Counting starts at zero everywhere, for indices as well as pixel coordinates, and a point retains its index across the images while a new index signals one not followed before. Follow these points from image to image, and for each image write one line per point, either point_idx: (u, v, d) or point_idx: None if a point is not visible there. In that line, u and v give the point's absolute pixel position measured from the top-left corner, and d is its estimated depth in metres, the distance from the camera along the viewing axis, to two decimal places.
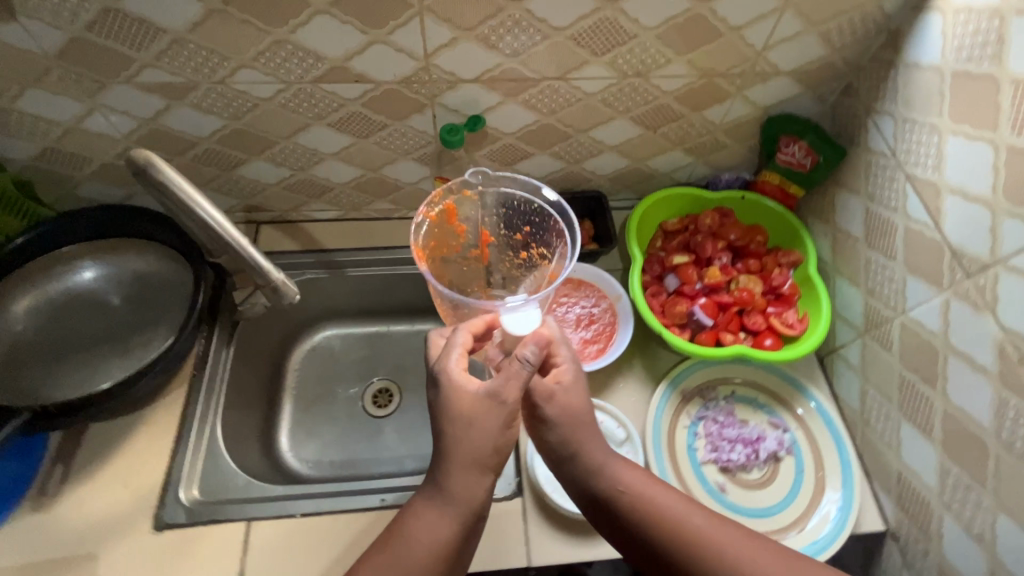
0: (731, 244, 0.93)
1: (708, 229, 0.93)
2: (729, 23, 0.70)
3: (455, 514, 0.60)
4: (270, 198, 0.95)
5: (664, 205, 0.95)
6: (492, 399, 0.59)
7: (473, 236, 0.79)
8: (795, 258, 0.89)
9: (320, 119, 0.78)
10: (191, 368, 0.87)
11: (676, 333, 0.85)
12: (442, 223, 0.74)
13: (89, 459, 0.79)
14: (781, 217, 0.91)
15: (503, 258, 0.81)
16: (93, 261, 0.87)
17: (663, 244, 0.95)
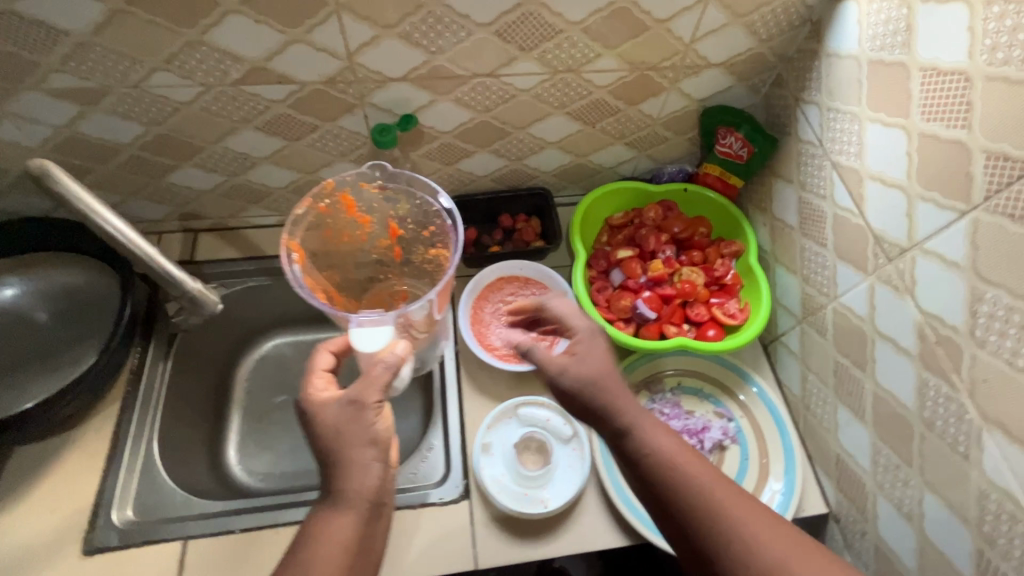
0: (675, 236, 0.93)
1: (652, 222, 0.93)
2: (655, 16, 0.70)
3: (359, 513, 0.59)
4: (206, 204, 0.92)
5: (609, 200, 0.95)
6: (354, 407, 0.62)
7: (379, 227, 0.77)
8: (736, 249, 0.89)
9: (247, 122, 0.76)
10: (125, 386, 0.84)
11: (620, 327, 0.85)
12: (337, 213, 0.74)
13: (16, 485, 0.76)
14: (722, 208, 0.92)
15: (412, 248, 0.78)
16: (14, 278, 0.83)
17: (609, 238, 0.95)
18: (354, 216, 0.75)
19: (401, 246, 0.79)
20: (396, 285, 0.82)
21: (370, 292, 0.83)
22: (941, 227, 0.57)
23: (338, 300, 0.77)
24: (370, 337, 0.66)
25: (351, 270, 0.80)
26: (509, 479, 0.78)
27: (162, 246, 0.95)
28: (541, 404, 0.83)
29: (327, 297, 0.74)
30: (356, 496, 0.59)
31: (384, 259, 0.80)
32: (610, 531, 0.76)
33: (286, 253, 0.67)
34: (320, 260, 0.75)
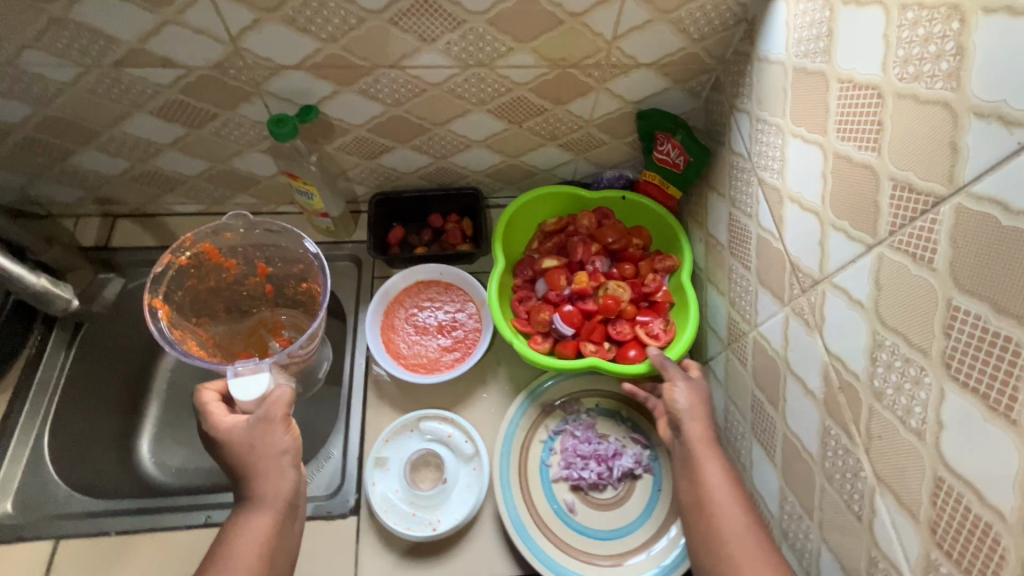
0: (608, 247, 0.87)
1: (584, 230, 0.88)
2: (567, 9, 0.64)
3: (270, 512, 0.58)
4: (120, 190, 0.88)
5: (541, 204, 0.89)
6: (263, 422, 0.61)
7: (246, 268, 0.83)
8: (669, 263, 0.83)
9: (139, 107, 0.72)
10: (20, 374, 0.82)
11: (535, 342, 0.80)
12: (201, 263, 0.80)
13: None
14: (660, 218, 0.86)
15: (283, 282, 0.85)
16: None
17: (539, 246, 0.89)
18: (220, 261, 0.80)
19: (269, 282, 0.84)
20: (269, 315, 0.85)
21: (246, 323, 0.85)
22: (848, 261, 0.51)
23: (211, 341, 0.81)
24: (251, 385, 0.65)
25: (221, 308, 0.84)
26: (400, 497, 0.74)
27: (79, 230, 0.92)
28: (444, 419, 0.78)
29: (199, 342, 0.78)
30: (269, 499, 0.58)
31: (253, 295, 0.85)
32: (502, 559, 0.72)
33: (150, 311, 0.73)
34: (191, 308, 0.80)
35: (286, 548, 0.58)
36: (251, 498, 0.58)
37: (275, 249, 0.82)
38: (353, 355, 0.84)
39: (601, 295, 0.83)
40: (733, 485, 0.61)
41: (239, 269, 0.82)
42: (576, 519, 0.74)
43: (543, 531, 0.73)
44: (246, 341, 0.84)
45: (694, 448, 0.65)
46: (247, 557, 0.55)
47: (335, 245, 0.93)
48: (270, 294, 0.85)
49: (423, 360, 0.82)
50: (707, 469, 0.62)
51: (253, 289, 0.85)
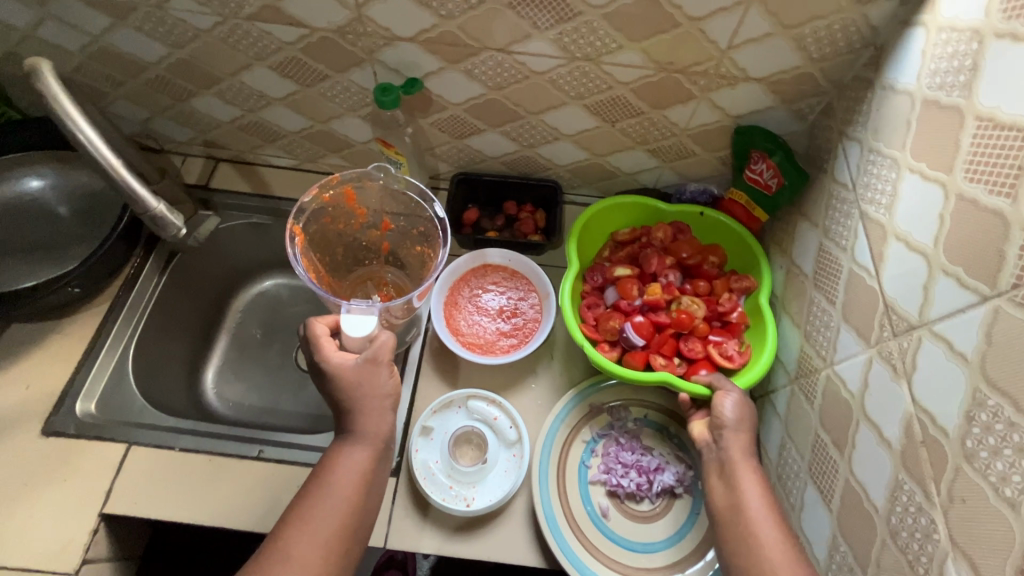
0: (682, 261, 0.86)
1: (659, 243, 0.86)
2: (686, 13, 0.63)
3: (368, 446, 0.65)
4: (226, 136, 0.95)
5: (617, 212, 0.88)
6: (371, 363, 0.67)
7: (372, 220, 0.87)
8: (748, 284, 0.81)
9: (261, 60, 0.77)
10: (118, 290, 0.89)
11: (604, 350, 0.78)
12: (338, 205, 0.84)
13: (1, 357, 0.82)
14: (741, 238, 0.84)
15: (401, 242, 0.89)
16: (47, 170, 0.90)
17: (610, 253, 0.88)
18: (353, 207, 0.85)
19: (388, 239, 0.89)
20: (377, 271, 0.91)
21: (356, 273, 0.91)
22: (955, 310, 0.48)
23: (326, 280, 0.85)
24: (360, 322, 0.67)
25: (339, 254, 0.89)
26: (439, 468, 0.75)
27: (184, 168, 0.99)
28: (492, 401, 0.79)
29: (316, 276, 0.82)
30: (371, 432, 0.65)
31: (370, 248, 0.90)
32: (529, 549, 0.72)
33: (290, 238, 0.77)
34: (316, 244, 0.84)
35: (378, 481, 0.65)
36: (352, 433, 0.65)
37: (404, 210, 0.86)
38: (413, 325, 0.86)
39: (674, 309, 0.81)
40: (769, 501, 0.61)
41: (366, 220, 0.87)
42: (608, 525, 0.73)
43: (573, 530, 0.72)
44: (352, 288, 0.89)
45: (732, 458, 0.65)
46: (347, 484, 0.62)
47: None
48: (385, 250, 0.90)
49: (480, 340, 0.83)
50: (742, 478, 0.63)
51: (372, 242, 0.89)
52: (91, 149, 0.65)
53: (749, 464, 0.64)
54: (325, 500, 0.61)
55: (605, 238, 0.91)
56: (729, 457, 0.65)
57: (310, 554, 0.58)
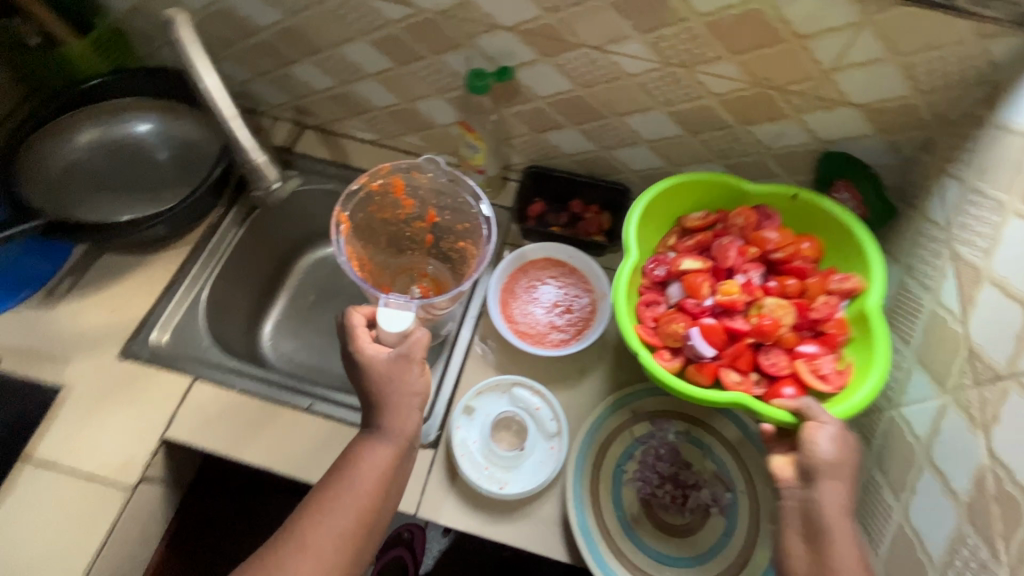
0: (767, 254, 0.77)
1: (739, 229, 0.78)
2: (793, 29, 0.62)
3: (392, 445, 0.64)
4: (317, 104, 0.99)
5: (684, 198, 0.81)
6: (403, 358, 0.66)
7: (417, 212, 0.90)
8: (850, 287, 0.70)
9: (364, 34, 0.80)
10: (200, 235, 0.95)
11: (661, 357, 0.70)
12: (385, 194, 0.86)
13: (92, 281, 0.88)
14: (841, 228, 0.75)
15: (444, 236, 0.92)
16: (152, 116, 0.95)
17: (676, 242, 0.80)
18: (399, 199, 0.88)
19: (431, 232, 0.92)
20: (419, 261, 0.95)
21: (399, 262, 0.95)
22: None
23: (368, 269, 0.89)
24: (396, 317, 0.69)
25: (384, 241, 0.93)
26: (476, 448, 0.77)
27: (272, 130, 1.04)
28: (536, 392, 0.80)
29: (359, 266, 0.86)
30: (395, 436, 0.64)
31: (414, 238, 0.93)
32: (554, 541, 0.72)
33: (336, 226, 0.80)
34: (363, 232, 0.88)
35: (399, 480, 0.64)
36: (380, 428, 0.64)
37: (450, 205, 0.88)
38: (467, 307, 0.88)
39: (753, 313, 0.72)
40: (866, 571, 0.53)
41: (412, 212, 0.90)
42: (637, 532, 0.72)
43: (601, 530, 0.72)
44: (394, 277, 0.93)
45: (823, 512, 0.55)
46: (369, 480, 0.61)
47: None
48: (428, 242, 0.93)
49: (532, 330, 0.84)
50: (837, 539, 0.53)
51: (417, 233, 0.93)
52: (211, 98, 0.70)
53: (846, 514, 0.55)
54: (339, 500, 0.60)
55: (671, 224, 0.83)
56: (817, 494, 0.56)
57: (327, 547, 0.58)
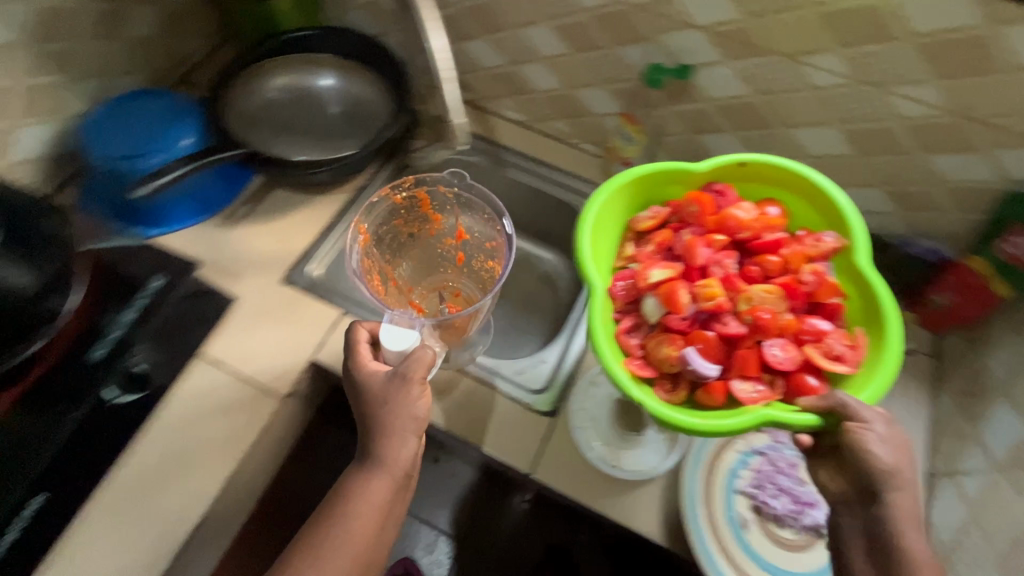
0: (736, 238, 0.69)
1: (693, 220, 0.70)
2: (1014, 61, 0.61)
3: (388, 478, 0.66)
4: (477, 80, 1.05)
5: (621, 202, 0.72)
6: (401, 379, 0.67)
7: (448, 227, 0.95)
8: (829, 247, 0.66)
9: (551, 19, 0.85)
10: (357, 186, 1.02)
11: (660, 391, 0.62)
12: (412, 207, 0.93)
13: (263, 212, 0.98)
14: (805, 186, 0.70)
15: (474, 253, 0.95)
16: (335, 73, 1.04)
17: (634, 251, 0.71)
18: (427, 214, 0.94)
19: (460, 249, 0.97)
20: (452, 280, 0.98)
21: (431, 280, 0.99)
22: None
23: (394, 284, 0.93)
24: (398, 336, 0.70)
25: (420, 258, 0.98)
26: (594, 425, 0.80)
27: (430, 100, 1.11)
28: None
29: (382, 277, 0.90)
30: (392, 467, 0.66)
31: (446, 255, 0.98)
32: (659, 527, 0.74)
33: (353, 234, 0.86)
34: (389, 245, 0.95)
35: (394, 509, 0.68)
36: (374, 457, 0.66)
37: (475, 220, 0.92)
38: None
39: (745, 311, 0.64)
40: None
41: (444, 228, 0.96)
42: (747, 537, 0.72)
43: (710, 526, 0.72)
44: (425, 294, 0.97)
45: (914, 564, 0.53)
46: (366, 515, 0.65)
47: None
48: (460, 258, 0.97)
49: None
50: None
51: (448, 250, 0.97)
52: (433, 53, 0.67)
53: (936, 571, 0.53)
54: (337, 546, 0.64)
55: (619, 232, 0.74)
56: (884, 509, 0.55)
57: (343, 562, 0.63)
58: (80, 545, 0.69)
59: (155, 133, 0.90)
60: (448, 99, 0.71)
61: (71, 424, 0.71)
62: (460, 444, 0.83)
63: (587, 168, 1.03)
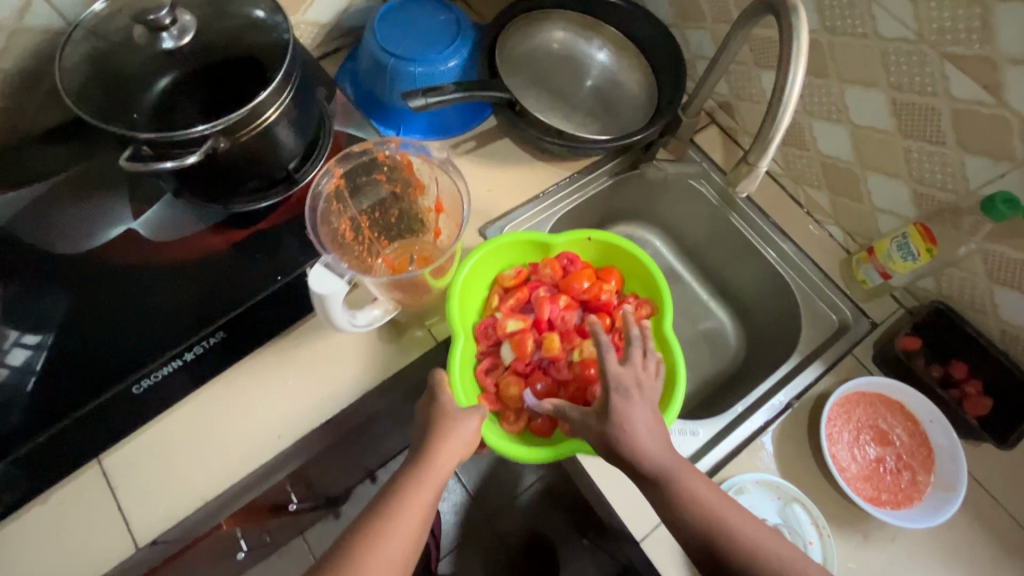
0: (577, 296, 0.82)
1: (548, 281, 0.82)
2: None
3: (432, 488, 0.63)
4: (748, 112, 0.94)
5: (499, 258, 0.83)
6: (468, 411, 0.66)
7: (429, 195, 0.81)
8: (645, 312, 0.80)
9: (892, 90, 0.72)
10: (577, 168, 0.96)
11: (508, 421, 0.75)
12: (395, 169, 0.80)
13: (483, 155, 0.96)
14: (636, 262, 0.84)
15: (448, 230, 0.79)
16: (611, 49, 0.98)
17: (499, 303, 0.82)
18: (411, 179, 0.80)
19: (439, 223, 0.81)
20: (425, 246, 0.79)
21: (402, 246, 0.80)
22: None
23: (367, 233, 0.79)
24: (326, 280, 0.62)
25: (392, 220, 0.81)
26: None
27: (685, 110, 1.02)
28: (814, 524, 0.72)
29: (356, 229, 0.79)
30: (435, 479, 0.63)
31: (422, 220, 0.81)
32: None
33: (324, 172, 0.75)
34: (366, 201, 0.80)
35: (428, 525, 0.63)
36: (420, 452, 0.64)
37: (447, 189, 0.79)
38: (772, 391, 0.81)
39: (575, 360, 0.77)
40: None
41: (422, 197, 0.81)
42: None
43: None
44: (393, 255, 0.79)
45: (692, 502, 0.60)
46: (406, 524, 0.60)
47: (845, 296, 0.87)
48: (437, 234, 0.79)
49: (865, 466, 0.75)
50: None
51: (426, 218, 0.81)
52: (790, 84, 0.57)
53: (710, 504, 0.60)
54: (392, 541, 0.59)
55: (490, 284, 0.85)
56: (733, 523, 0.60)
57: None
58: (229, 386, 0.74)
59: (432, 44, 0.89)
60: (769, 133, 0.60)
61: (271, 286, 0.74)
62: (577, 471, 0.79)
63: (826, 253, 0.91)
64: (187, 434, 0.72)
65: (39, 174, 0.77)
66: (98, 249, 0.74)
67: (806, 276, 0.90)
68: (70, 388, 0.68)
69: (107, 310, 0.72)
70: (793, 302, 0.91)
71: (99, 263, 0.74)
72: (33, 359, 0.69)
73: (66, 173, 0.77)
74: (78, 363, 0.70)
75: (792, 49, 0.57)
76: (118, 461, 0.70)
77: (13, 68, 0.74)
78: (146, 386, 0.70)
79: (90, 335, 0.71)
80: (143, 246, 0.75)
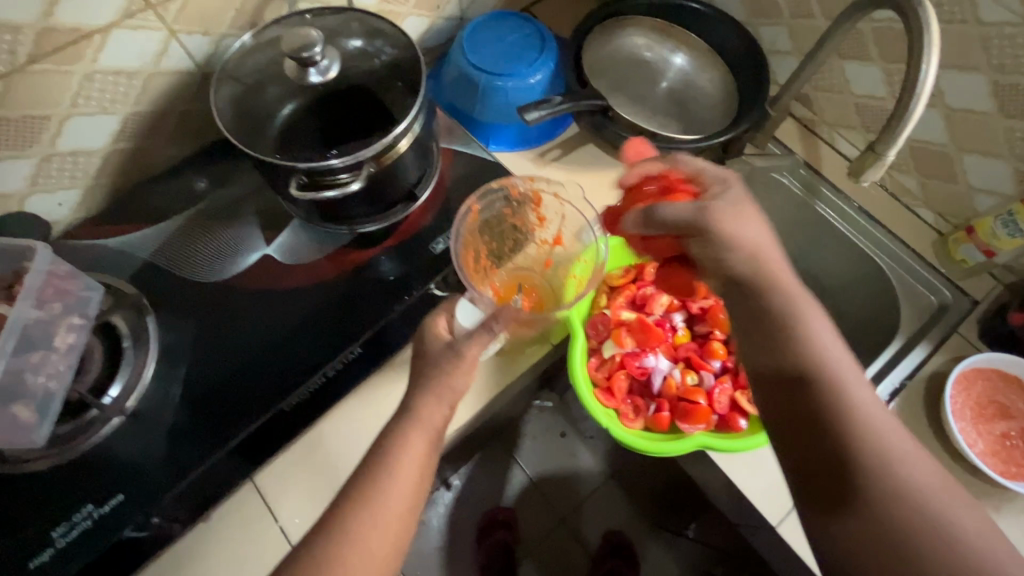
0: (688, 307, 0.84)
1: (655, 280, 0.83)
2: None
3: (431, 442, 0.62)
4: (829, 103, 0.96)
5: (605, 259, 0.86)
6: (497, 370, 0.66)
7: (547, 230, 0.84)
8: None
9: (994, 72, 0.74)
10: None
11: (626, 418, 0.74)
12: (521, 204, 0.83)
13: (572, 162, 0.98)
14: None
15: (568, 268, 0.83)
16: (686, 52, 1.01)
17: (608, 301, 0.82)
18: (535, 212, 0.84)
19: (554, 256, 0.84)
20: (536, 278, 0.82)
21: (515, 272, 0.82)
22: None
23: (484, 260, 0.80)
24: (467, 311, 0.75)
25: (507, 245, 0.83)
26: None
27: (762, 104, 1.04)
28: None
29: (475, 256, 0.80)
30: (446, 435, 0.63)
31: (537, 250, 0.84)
32: None
33: (465, 210, 0.79)
34: (488, 228, 0.82)
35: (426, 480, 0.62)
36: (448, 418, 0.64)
37: (572, 225, 0.83)
38: (884, 373, 0.83)
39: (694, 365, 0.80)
40: None
41: (542, 230, 0.84)
42: None
43: None
44: (505, 280, 0.81)
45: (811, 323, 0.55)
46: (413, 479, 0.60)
47: (944, 276, 0.89)
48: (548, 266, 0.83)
49: (992, 442, 0.77)
50: None
51: (543, 251, 0.84)
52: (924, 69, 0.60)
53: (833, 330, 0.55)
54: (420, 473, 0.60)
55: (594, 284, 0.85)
56: (888, 471, 0.49)
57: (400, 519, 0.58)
58: (363, 402, 0.75)
59: (519, 59, 0.92)
60: (900, 122, 0.63)
61: (398, 303, 0.76)
62: (702, 465, 0.80)
63: (918, 235, 0.92)
64: (331, 450, 0.73)
65: (169, 208, 0.81)
66: (232, 276, 0.78)
67: (898, 258, 0.92)
68: (226, 409, 0.71)
69: (252, 335, 0.75)
70: (887, 285, 0.92)
71: (236, 290, 0.77)
72: (178, 379, 0.72)
73: (198, 207, 0.81)
74: (224, 385, 0.72)
75: (923, 38, 0.60)
76: (269, 477, 0.71)
77: (145, 110, 0.77)
78: (295, 402, 0.72)
79: (234, 358, 0.74)
80: (274, 270, 0.78)
